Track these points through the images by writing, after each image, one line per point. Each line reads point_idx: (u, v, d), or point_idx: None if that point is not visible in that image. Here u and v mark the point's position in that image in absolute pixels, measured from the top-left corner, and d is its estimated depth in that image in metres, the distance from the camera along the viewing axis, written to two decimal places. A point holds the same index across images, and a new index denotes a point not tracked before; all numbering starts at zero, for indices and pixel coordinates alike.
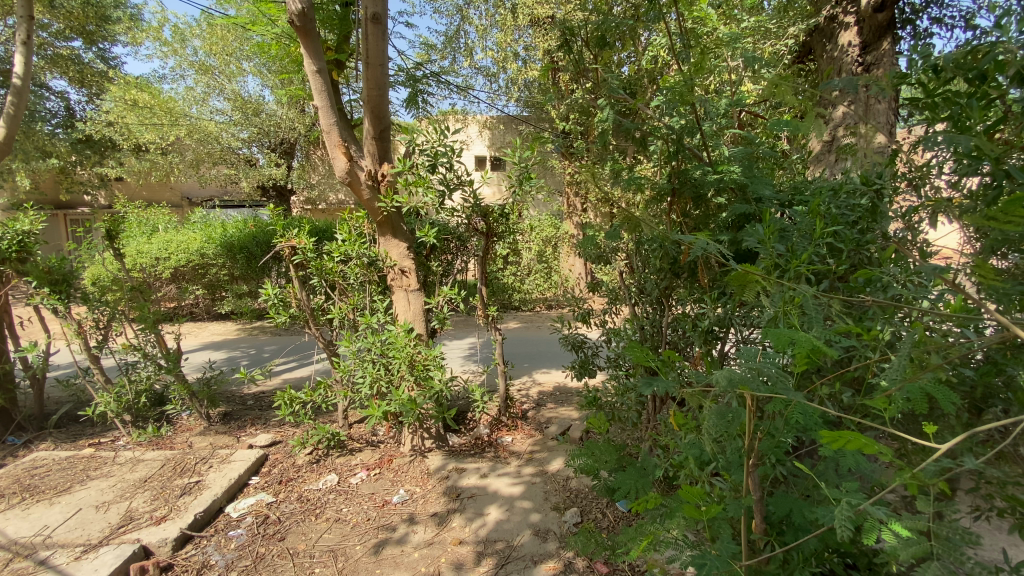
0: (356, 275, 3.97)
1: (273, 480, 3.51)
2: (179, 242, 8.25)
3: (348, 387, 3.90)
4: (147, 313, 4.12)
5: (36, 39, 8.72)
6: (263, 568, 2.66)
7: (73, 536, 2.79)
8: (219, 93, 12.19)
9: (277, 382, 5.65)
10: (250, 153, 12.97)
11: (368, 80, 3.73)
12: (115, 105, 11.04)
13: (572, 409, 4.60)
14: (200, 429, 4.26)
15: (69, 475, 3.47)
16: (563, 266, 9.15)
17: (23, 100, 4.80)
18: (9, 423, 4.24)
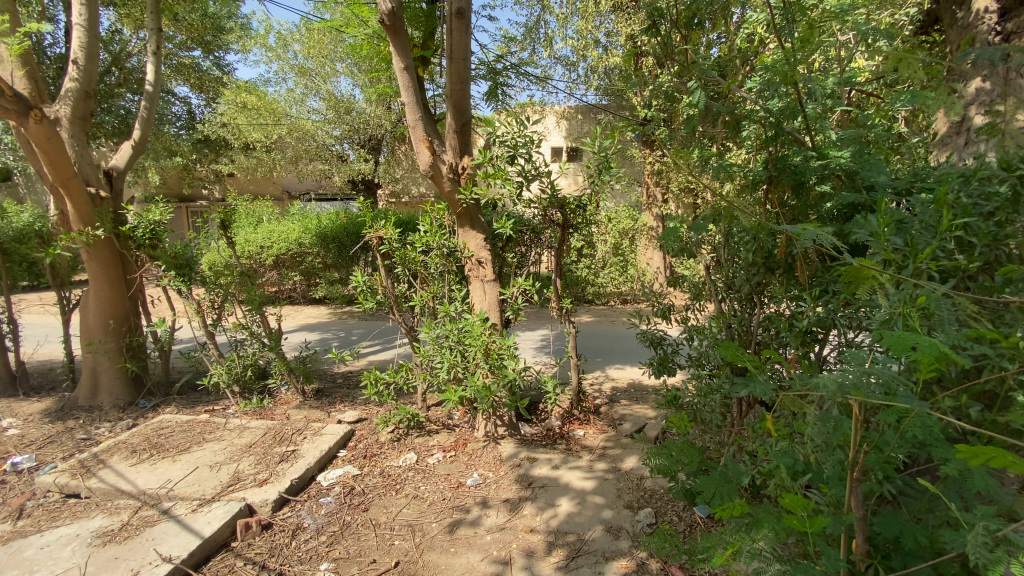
0: (437, 265, 4.12)
1: (359, 454, 3.76)
2: (280, 233, 9.01)
3: (427, 371, 4.06)
4: (254, 295, 4.54)
5: (164, 51, 9.76)
6: (349, 535, 2.86)
7: (191, 490, 3.16)
8: (316, 94, 13.13)
9: (364, 364, 6.01)
10: (341, 150, 13.71)
11: (451, 74, 3.84)
12: (228, 107, 12.27)
13: (647, 407, 4.47)
14: (297, 402, 4.66)
15: (189, 437, 3.94)
16: (641, 260, 8.88)
17: (153, 105, 5.46)
18: (141, 388, 4.91)
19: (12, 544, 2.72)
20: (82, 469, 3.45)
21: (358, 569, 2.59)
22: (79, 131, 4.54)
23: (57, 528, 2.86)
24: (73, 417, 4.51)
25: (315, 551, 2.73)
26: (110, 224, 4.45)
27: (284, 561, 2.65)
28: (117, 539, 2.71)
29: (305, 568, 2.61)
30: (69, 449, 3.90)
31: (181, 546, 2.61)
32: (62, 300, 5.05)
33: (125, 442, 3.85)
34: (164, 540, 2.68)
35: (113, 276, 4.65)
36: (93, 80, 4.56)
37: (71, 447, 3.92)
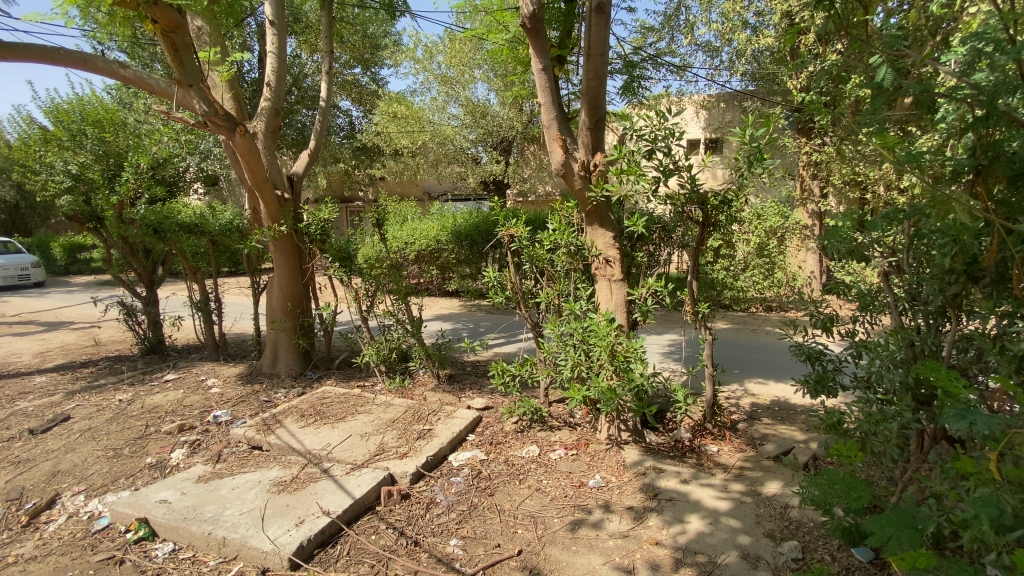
0: (563, 263, 4.14)
1: (486, 441, 3.95)
2: (421, 230, 9.82)
3: (551, 367, 4.10)
4: (401, 286, 5.04)
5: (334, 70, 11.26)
6: (476, 517, 3.01)
7: (345, 455, 3.60)
8: (455, 101, 13.98)
9: (491, 355, 6.30)
10: (476, 152, 14.39)
11: (588, 71, 3.83)
12: (381, 118, 13.93)
13: (795, 429, 4.00)
14: (432, 385, 5.05)
15: (344, 407, 4.50)
16: (790, 264, 7.95)
17: (326, 118, 6.34)
18: (309, 360, 5.72)
19: (214, 481, 3.33)
20: (264, 426, 4.12)
21: (483, 551, 2.71)
22: (269, 142, 5.40)
23: (245, 473, 3.45)
24: (258, 382, 5.43)
25: (446, 527, 2.93)
26: (291, 221, 5.24)
27: (419, 531, 2.88)
28: (288, 489, 3.18)
29: (436, 541, 2.81)
30: (254, 409, 4.69)
31: (337, 503, 2.99)
32: (254, 284, 6.08)
33: (296, 406, 4.52)
34: (323, 496, 3.09)
35: (291, 265, 5.46)
36: (281, 99, 5.41)
37: (256, 407, 4.72)
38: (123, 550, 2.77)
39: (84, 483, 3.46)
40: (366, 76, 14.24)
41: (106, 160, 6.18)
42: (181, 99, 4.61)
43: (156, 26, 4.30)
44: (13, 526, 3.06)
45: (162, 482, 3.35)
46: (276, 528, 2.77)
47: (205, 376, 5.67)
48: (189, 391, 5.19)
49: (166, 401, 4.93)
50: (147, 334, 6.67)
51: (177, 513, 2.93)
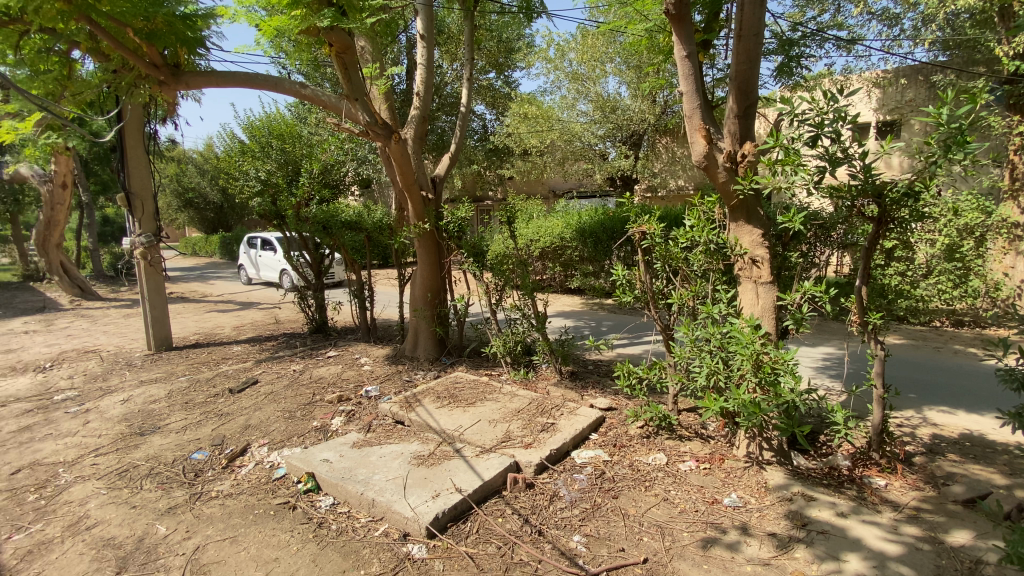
0: (700, 262, 3.88)
1: (610, 442, 3.88)
2: (547, 228, 9.96)
3: (681, 373, 3.89)
4: (529, 281, 5.15)
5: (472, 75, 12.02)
6: (600, 517, 2.98)
7: (475, 438, 3.81)
8: (585, 97, 13.88)
9: (615, 355, 6.17)
10: (604, 148, 14.27)
11: (739, 54, 3.54)
12: (512, 119, 14.37)
13: (994, 472, 3.29)
14: (555, 380, 5.10)
15: (474, 393, 4.76)
16: (990, 269, 6.52)
17: (465, 122, 6.75)
18: (444, 347, 6.16)
19: (365, 448, 3.77)
20: (405, 403, 4.54)
21: (607, 553, 2.67)
22: (417, 147, 5.89)
23: (390, 444, 3.85)
24: (401, 363, 6.00)
25: (570, 522, 2.94)
26: (432, 218, 5.67)
27: (543, 522, 2.94)
28: (426, 464, 3.46)
29: (560, 534, 2.84)
30: (397, 387, 5.20)
31: (468, 482, 3.18)
32: (400, 276, 6.72)
33: (432, 388, 4.90)
34: (457, 474, 3.31)
35: (432, 259, 5.91)
36: (428, 107, 5.86)
37: (398, 386, 5.23)
38: (296, 497, 3.27)
39: (267, 438, 4.14)
40: (500, 80, 14.86)
41: (286, 167, 7.22)
42: (348, 111, 5.22)
43: (332, 49, 4.94)
44: (218, 465, 3.76)
45: (325, 444, 3.87)
46: (416, 498, 3.03)
47: (358, 355, 6.43)
48: (345, 367, 5.93)
49: (328, 374, 5.68)
50: (314, 316, 7.76)
51: (337, 473, 3.36)
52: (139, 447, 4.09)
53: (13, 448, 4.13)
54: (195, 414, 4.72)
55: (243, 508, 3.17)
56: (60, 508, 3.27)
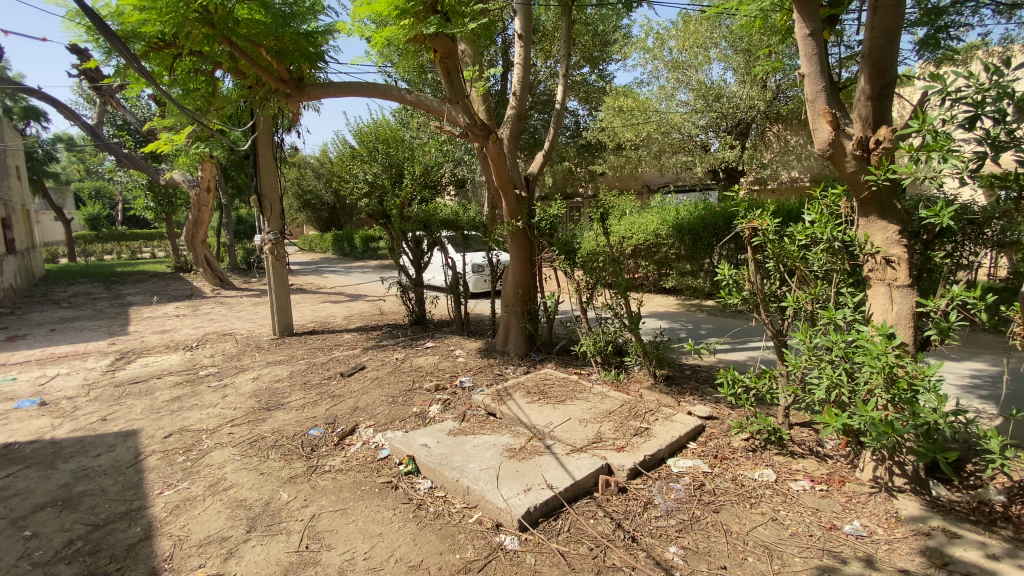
0: (820, 261, 3.50)
1: (710, 452, 3.66)
2: (640, 224, 9.65)
3: (794, 383, 3.55)
4: (622, 280, 5.00)
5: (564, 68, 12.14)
6: (698, 531, 2.82)
7: (566, 436, 3.80)
8: (686, 86, 13.16)
9: (714, 361, 5.80)
10: (706, 139, 13.43)
11: (874, 28, 3.14)
12: (607, 113, 14.08)
13: None
14: (648, 383, 4.91)
15: (565, 391, 4.75)
16: None
17: (560, 119, 6.74)
18: (533, 343, 6.21)
19: (460, 436, 3.92)
20: (497, 395, 4.65)
21: (706, 568, 2.53)
22: (512, 145, 5.98)
23: (483, 434, 3.96)
24: (493, 357, 6.15)
25: (666, 532, 2.82)
26: (526, 215, 5.72)
27: (636, 528, 2.85)
28: (518, 457, 3.52)
29: (655, 543, 2.73)
30: (490, 380, 5.36)
31: (559, 479, 3.18)
32: (493, 272, 6.88)
33: (523, 384, 4.96)
34: (548, 470, 3.32)
35: (524, 256, 5.97)
36: (525, 106, 5.93)
37: (491, 379, 5.38)
38: (398, 478, 3.49)
39: (372, 421, 4.46)
40: (594, 74, 14.64)
41: (390, 169, 7.66)
42: (449, 114, 5.44)
43: (436, 55, 5.17)
44: (331, 442, 4.13)
45: (423, 429, 4.09)
46: (508, 490, 3.09)
47: (453, 347, 6.71)
48: (442, 358, 6.21)
49: (426, 364, 6.00)
50: (414, 308, 8.22)
51: (435, 458, 3.53)
52: (266, 420, 4.61)
53: (169, 415, 4.84)
54: (311, 394, 5.23)
55: (352, 483, 3.45)
56: (205, 468, 3.77)
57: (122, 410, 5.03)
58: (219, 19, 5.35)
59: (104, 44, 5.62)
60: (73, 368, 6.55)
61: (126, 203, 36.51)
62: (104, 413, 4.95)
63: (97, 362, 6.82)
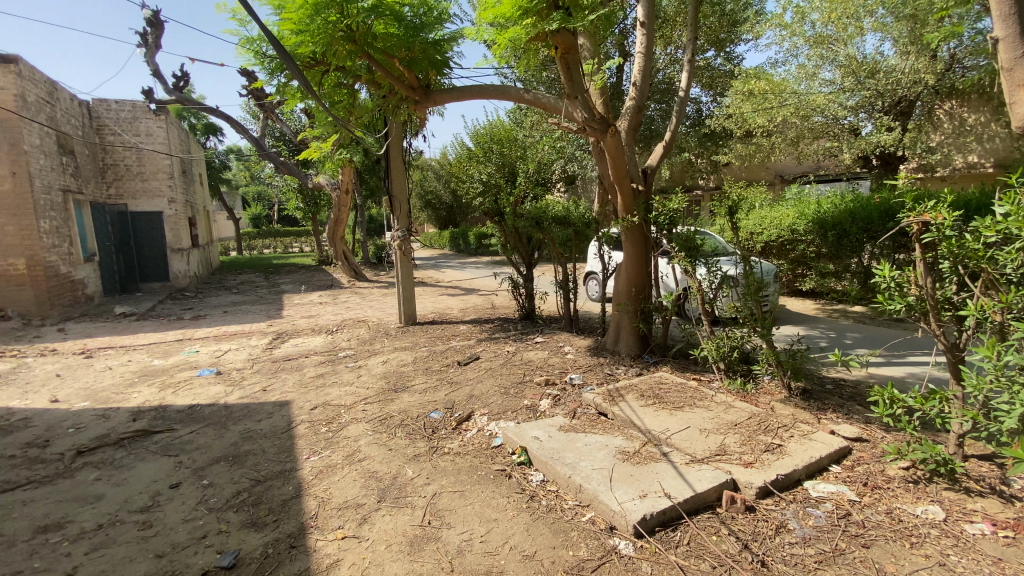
0: (1016, 263, 2.87)
1: (858, 479, 3.21)
2: (773, 218, 8.85)
3: (974, 409, 2.97)
4: (751, 281, 4.59)
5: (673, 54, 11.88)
6: (843, 566, 2.49)
7: (685, 445, 3.60)
8: (831, 63, 11.65)
9: (864, 375, 5.08)
10: (856, 122, 11.72)
11: None
12: (734, 99, 13.12)
13: None
14: (781, 396, 4.46)
15: (683, 397, 4.50)
16: None
17: (683, 108, 6.35)
18: (647, 345, 5.98)
19: (572, 433, 3.91)
20: (610, 396, 4.55)
21: None
22: (630, 139, 5.79)
23: (595, 433, 3.91)
24: (604, 356, 6.04)
25: (802, 561, 2.54)
26: (644, 210, 5.50)
27: (766, 552, 2.61)
28: (632, 461, 3.41)
29: (789, 571, 2.47)
30: (600, 378, 5.28)
31: (677, 489, 3.03)
32: (605, 268, 6.73)
33: (637, 385, 4.80)
34: (665, 478, 3.18)
35: (639, 253, 5.76)
36: (644, 96, 5.71)
37: (602, 377, 5.30)
38: (511, 467, 3.58)
39: (486, 409, 4.64)
40: (720, 58, 13.59)
41: (503, 169, 7.86)
42: (567, 110, 5.42)
43: (557, 51, 5.19)
44: (449, 426, 4.38)
45: (535, 422, 4.16)
46: (623, 493, 3.02)
47: (563, 343, 6.73)
48: (552, 354, 6.26)
49: (536, 358, 6.09)
50: (524, 303, 8.39)
51: (547, 453, 3.56)
52: (393, 401, 5.04)
53: (314, 390, 5.51)
54: (431, 380, 5.59)
55: (468, 468, 3.62)
56: (343, 440, 4.23)
57: (279, 382, 5.83)
58: (360, 36, 5.86)
59: (267, 65, 6.50)
60: (242, 344, 7.75)
61: (282, 204, 42.26)
62: (265, 384, 5.78)
63: (260, 340, 8.00)
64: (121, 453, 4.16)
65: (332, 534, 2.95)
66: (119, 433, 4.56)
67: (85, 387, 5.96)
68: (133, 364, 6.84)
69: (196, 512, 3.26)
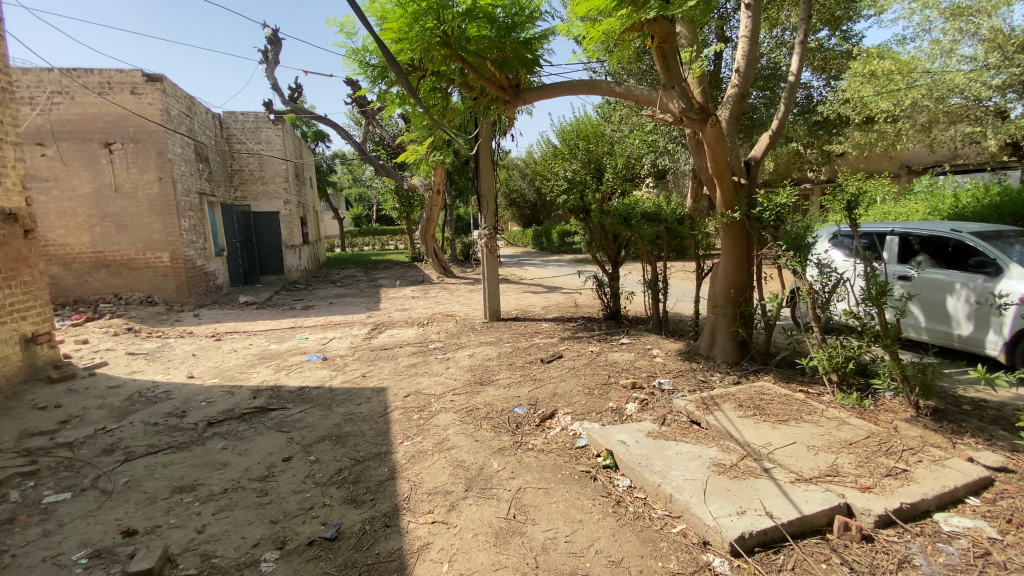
0: None
1: (1005, 516, 2.76)
2: (898, 214, 7.91)
3: None
4: (872, 283, 4.10)
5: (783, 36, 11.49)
6: None
7: (790, 462, 3.30)
8: (973, 37, 10.09)
9: (1015, 397, 4.35)
10: (1002, 103, 9.93)
11: None
12: (852, 81, 11.86)
13: None
14: (905, 415, 3.95)
15: (787, 410, 4.14)
16: None
17: (793, 94, 5.80)
18: (746, 352, 5.59)
19: (661, 440, 3.76)
20: (703, 403, 4.31)
21: None
22: (733, 128, 5.43)
23: (687, 442, 3.72)
24: (696, 361, 5.72)
25: None
26: (746, 206, 5.13)
27: None
28: (728, 474, 3.20)
29: None
30: (692, 385, 5.01)
31: (780, 508, 2.79)
32: (699, 268, 6.37)
33: (734, 394, 4.49)
34: (765, 495, 2.94)
35: (740, 252, 5.38)
36: (749, 83, 5.31)
37: (694, 384, 5.03)
38: (596, 470, 3.52)
39: (571, 408, 4.60)
40: (835, 37, 12.32)
41: (589, 165, 7.67)
42: (663, 102, 5.20)
43: (654, 41, 4.97)
44: (533, 423, 4.40)
45: (621, 426, 4.05)
46: (717, 507, 2.84)
47: (651, 345, 6.48)
48: (639, 356, 6.06)
49: (622, 359, 5.93)
50: (609, 303, 8.20)
51: (635, 459, 3.45)
52: (479, 393, 5.17)
53: (406, 378, 5.82)
54: (516, 375, 5.66)
55: (553, 466, 3.60)
56: (432, 428, 4.42)
57: (375, 370, 6.23)
58: (455, 40, 6.07)
59: (370, 74, 6.95)
60: (344, 333, 8.39)
61: (379, 204, 45.18)
62: (363, 370, 6.21)
63: (359, 330, 8.60)
64: (242, 427, 4.69)
65: (423, 517, 3.09)
66: (241, 408, 5.13)
67: (216, 365, 6.79)
68: (254, 347, 7.68)
69: (304, 485, 3.57)
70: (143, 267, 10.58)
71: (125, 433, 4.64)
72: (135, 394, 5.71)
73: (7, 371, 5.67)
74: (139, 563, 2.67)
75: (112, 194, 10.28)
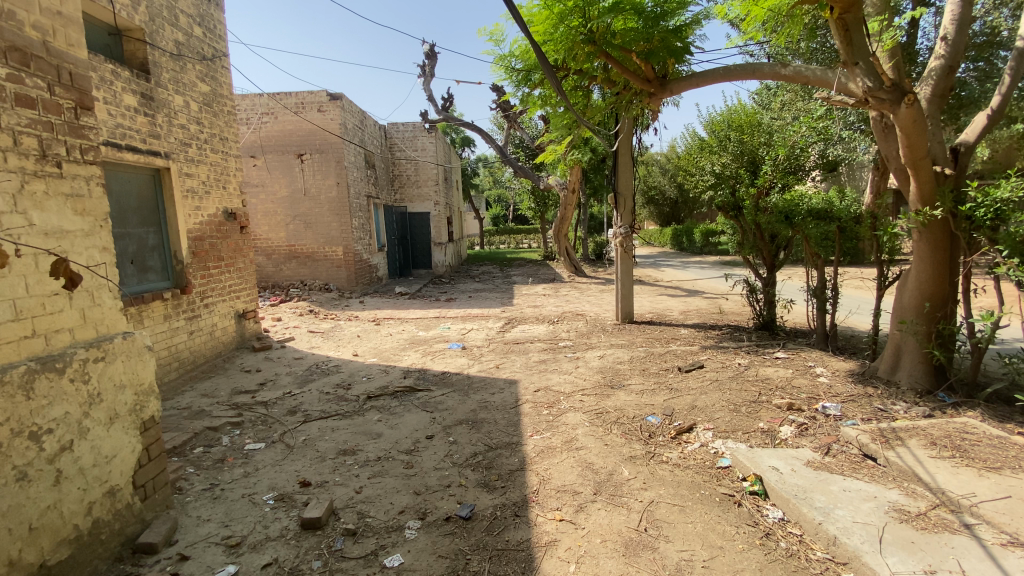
0: None
1: None
2: None
3: None
4: None
5: None
6: None
7: (1001, 520, 2.65)
8: None
9: None
10: None
11: None
12: None
13: None
14: None
15: (1001, 455, 3.31)
16: None
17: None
18: (943, 380, 4.61)
19: (823, 472, 3.28)
20: (881, 436, 3.65)
21: None
22: (935, 108, 4.48)
23: (858, 479, 3.18)
24: (873, 386, 4.87)
25: None
26: (950, 202, 4.21)
27: None
28: (912, 522, 2.68)
29: None
30: (867, 413, 4.28)
31: None
32: (880, 276, 5.39)
33: (924, 429, 3.73)
34: (965, 556, 2.41)
35: (941, 259, 4.44)
36: (961, 52, 4.33)
37: (870, 412, 4.28)
38: (740, 495, 3.20)
39: (713, 423, 4.26)
40: None
41: (742, 158, 6.96)
42: (842, 81, 4.51)
43: (833, 13, 4.20)
44: (668, 434, 4.16)
45: (773, 450, 3.62)
46: (898, 561, 2.40)
47: (813, 363, 5.70)
48: (797, 373, 5.36)
49: (775, 376, 5.31)
50: (762, 311, 7.37)
51: (789, 489, 3.07)
52: (610, 396, 5.06)
53: (539, 373, 5.95)
54: (650, 382, 5.42)
55: (691, 483, 3.37)
56: (562, 425, 4.44)
57: (509, 362, 6.48)
58: (600, 36, 5.96)
59: (514, 77, 7.19)
60: (481, 325, 8.88)
61: (516, 204, 46.82)
62: (499, 362, 6.50)
63: (495, 323, 9.02)
64: (394, 403, 5.23)
65: (551, 513, 3.11)
66: (393, 387, 5.73)
67: (374, 347, 7.67)
68: (404, 333, 8.53)
69: (443, 463, 3.86)
70: (321, 259, 12.40)
71: (305, 398, 5.49)
72: (312, 366, 6.72)
73: (226, 339, 7.10)
74: (312, 511, 3.13)
75: (301, 198, 12.22)
